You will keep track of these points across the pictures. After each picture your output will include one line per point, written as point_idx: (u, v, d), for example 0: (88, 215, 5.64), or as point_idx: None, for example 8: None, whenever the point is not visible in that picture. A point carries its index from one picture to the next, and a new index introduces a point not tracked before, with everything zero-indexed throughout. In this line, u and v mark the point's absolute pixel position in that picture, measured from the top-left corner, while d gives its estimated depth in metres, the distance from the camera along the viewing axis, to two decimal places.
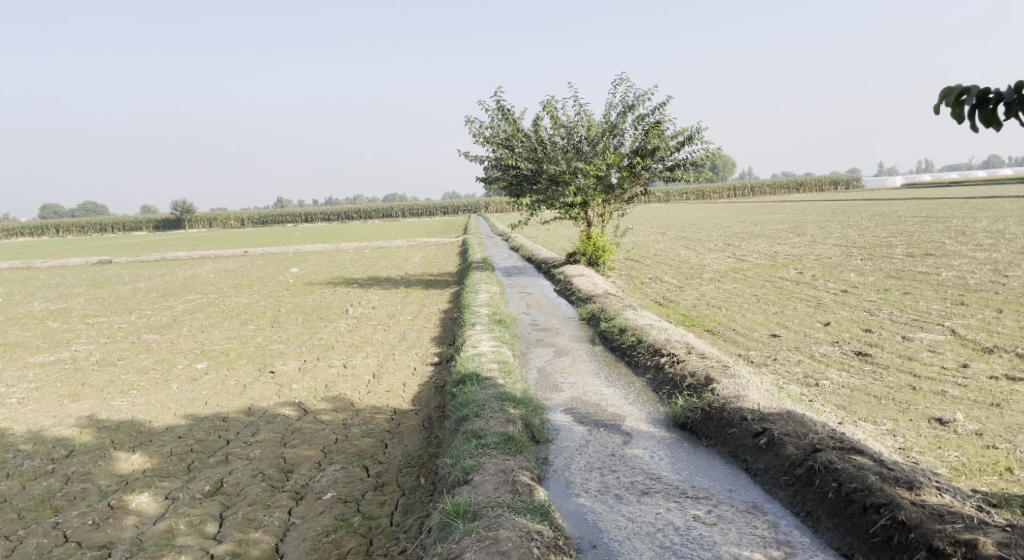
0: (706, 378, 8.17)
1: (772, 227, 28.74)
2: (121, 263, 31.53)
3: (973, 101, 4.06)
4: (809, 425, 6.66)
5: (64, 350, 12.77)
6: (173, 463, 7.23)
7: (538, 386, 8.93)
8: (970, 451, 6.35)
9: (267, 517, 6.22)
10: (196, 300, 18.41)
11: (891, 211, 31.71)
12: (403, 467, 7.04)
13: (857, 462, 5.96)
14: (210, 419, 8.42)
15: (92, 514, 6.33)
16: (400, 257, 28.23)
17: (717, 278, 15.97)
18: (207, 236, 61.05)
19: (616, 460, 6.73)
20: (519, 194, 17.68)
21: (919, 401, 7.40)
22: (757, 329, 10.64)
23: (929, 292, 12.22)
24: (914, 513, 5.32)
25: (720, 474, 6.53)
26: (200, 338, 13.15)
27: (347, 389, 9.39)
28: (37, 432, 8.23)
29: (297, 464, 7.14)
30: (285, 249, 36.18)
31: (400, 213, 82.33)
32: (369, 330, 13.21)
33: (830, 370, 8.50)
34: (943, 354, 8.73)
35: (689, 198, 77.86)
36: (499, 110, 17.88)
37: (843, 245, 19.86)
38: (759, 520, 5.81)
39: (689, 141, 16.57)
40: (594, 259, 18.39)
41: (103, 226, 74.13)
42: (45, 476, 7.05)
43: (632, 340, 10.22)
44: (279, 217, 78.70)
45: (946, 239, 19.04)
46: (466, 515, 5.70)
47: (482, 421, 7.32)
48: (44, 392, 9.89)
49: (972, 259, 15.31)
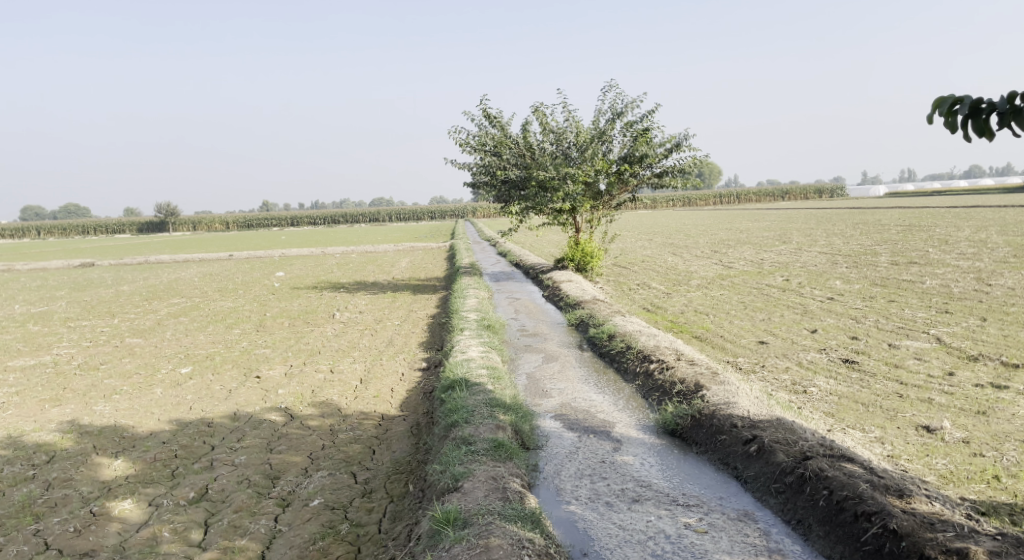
0: (695, 385, 8.17)
1: (758, 234, 28.96)
2: (104, 266, 31.08)
3: (966, 111, 4.10)
4: (799, 433, 6.65)
5: (45, 354, 12.55)
6: (157, 469, 7.11)
7: (528, 392, 8.89)
8: (958, 459, 6.39)
9: (253, 525, 6.12)
10: (181, 304, 18.20)
11: (875, 220, 32.08)
12: (391, 474, 6.96)
13: (848, 469, 5.96)
14: (195, 424, 8.30)
15: (73, 521, 6.21)
16: (387, 262, 28.09)
17: (704, 285, 16.01)
18: (191, 239, 60.56)
19: (607, 467, 6.69)
20: (508, 200, 17.66)
21: (907, 408, 7.45)
22: (745, 336, 10.66)
23: (914, 300, 12.32)
24: (906, 521, 5.33)
25: (711, 481, 6.53)
26: (184, 342, 13.00)
27: (335, 395, 9.29)
28: (18, 438, 8.08)
29: (284, 470, 7.05)
30: (271, 252, 35.86)
31: (387, 216, 81.96)
32: (357, 335, 13.12)
33: (818, 377, 8.53)
34: (929, 362, 8.78)
35: (676, 205, 78.30)
36: (488, 116, 17.89)
37: (828, 253, 19.99)
38: (751, 528, 5.80)
39: (676, 148, 16.65)
40: (582, 265, 18.41)
41: (85, 227, 73.33)
42: (25, 483, 6.91)
43: (621, 346, 10.19)
44: (265, 221, 78.11)
45: (929, 248, 19.23)
46: (456, 522, 5.65)
47: (472, 427, 7.26)
48: (25, 396, 9.73)
49: (956, 268, 15.44)
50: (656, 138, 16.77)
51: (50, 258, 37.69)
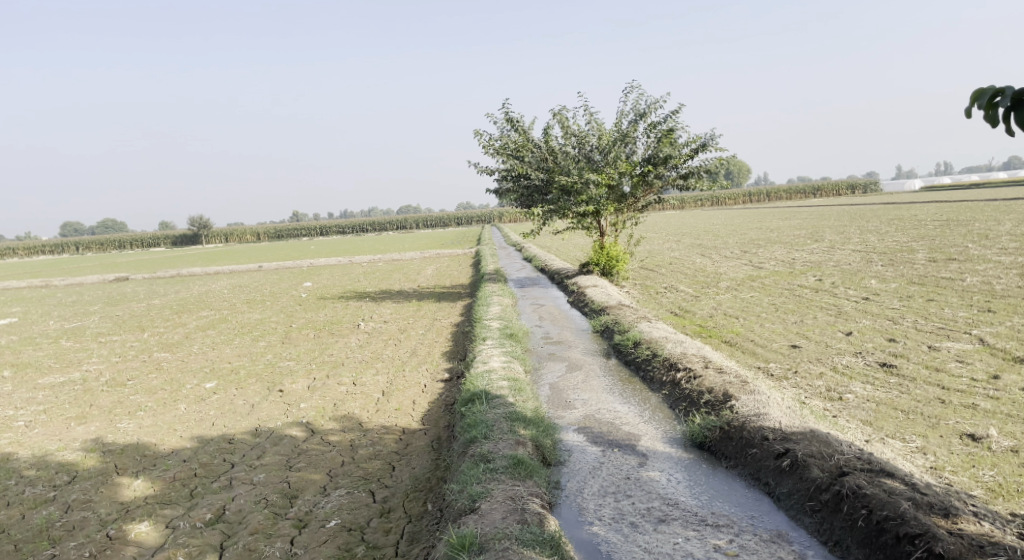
0: (724, 394, 7.85)
1: (789, 233, 28.42)
2: (138, 280, 31.65)
3: (1008, 102, 3.81)
4: (835, 446, 6.31)
5: (75, 370, 12.69)
6: (176, 489, 7.05)
7: (550, 404, 8.66)
8: (1007, 470, 6.02)
9: (268, 548, 6.00)
10: (210, 316, 18.33)
11: (911, 215, 31.28)
12: (410, 492, 6.79)
13: (887, 486, 5.62)
14: (216, 441, 8.23)
15: (89, 545, 6.15)
16: (413, 270, 28.07)
17: (733, 286, 15.63)
18: (223, 250, 61.73)
19: (632, 484, 6.44)
20: (530, 205, 17.48)
21: (949, 415, 7.05)
22: (777, 339, 10.31)
23: (954, 299, 11.82)
24: (953, 545, 5.04)
25: (741, 499, 6.22)
26: (211, 356, 13.03)
27: (356, 408, 9.17)
28: (42, 457, 8.09)
29: (301, 489, 6.92)
30: (301, 262, 36.16)
31: (414, 224, 82.31)
32: (380, 346, 13.02)
33: (854, 382, 8.15)
34: (973, 365, 8.36)
35: (704, 204, 77.28)
36: (509, 121, 17.73)
37: (863, 252, 19.32)
38: (785, 550, 5.51)
39: (702, 148, 16.28)
40: (607, 270, 18.10)
41: (122, 240, 74.85)
42: (45, 504, 6.87)
43: (646, 354, 9.92)
44: (295, 231, 78.93)
45: (968, 243, 18.49)
46: (471, 548, 5.45)
47: (491, 443, 7.06)
48: (52, 415, 9.78)
49: (997, 264, 14.82)
50: (680, 139, 16.42)
51: (88, 272, 38.35)
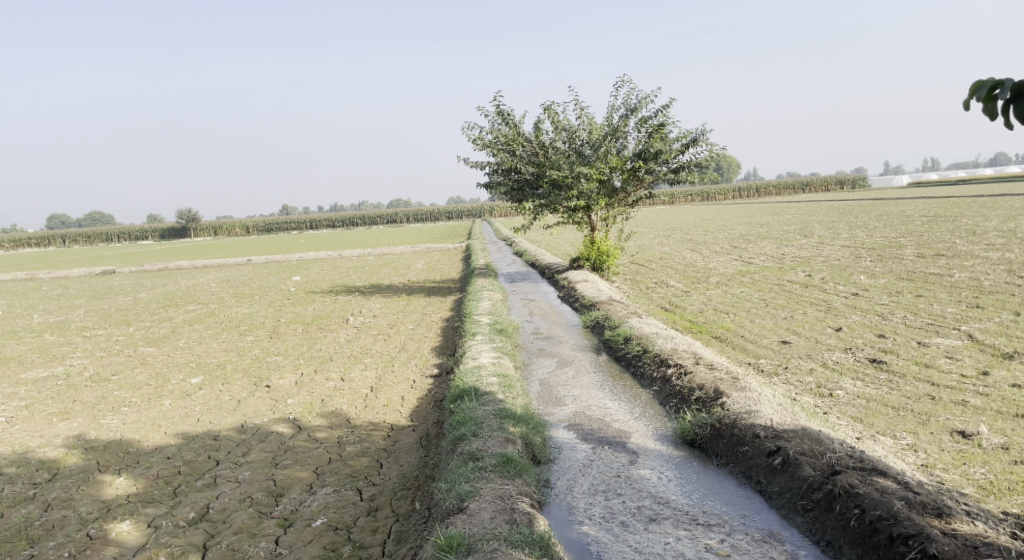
0: (715, 391, 7.79)
1: (778, 228, 28.51)
2: (124, 273, 31.27)
3: (1007, 95, 3.75)
4: (826, 443, 6.26)
5: (59, 365, 12.48)
6: (159, 487, 6.92)
7: (540, 400, 8.58)
8: (997, 467, 6.00)
9: (252, 548, 5.90)
10: (197, 310, 18.12)
11: (899, 211, 31.44)
12: (398, 489, 6.71)
13: (880, 485, 5.59)
14: (201, 438, 8.10)
15: (68, 545, 6.02)
16: (402, 264, 27.99)
17: (723, 281, 15.60)
18: (210, 243, 61.29)
19: (622, 482, 6.37)
20: (521, 199, 17.34)
21: (940, 412, 7.02)
22: (767, 335, 10.27)
23: (943, 294, 11.83)
24: (947, 546, 5.00)
25: (733, 498, 6.18)
26: (197, 351, 12.85)
27: (344, 404, 9.05)
28: (22, 454, 7.93)
29: (287, 487, 6.82)
30: (290, 255, 35.89)
31: (404, 217, 81.92)
32: (370, 340, 12.93)
33: (844, 379, 8.12)
34: (962, 361, 8.34)
35: (694, 198, 77.28)
36: (499, 114, 17.59)
37: (851, 247, 19.33)
38: (777, 550, 5.46)
39: (693, 143, 16.20)
40: (598, 264, 18.01)
41: (108, 234, 74.02)
42: (24, 503, 6.74)
43: (637, 349, 9.86)
44: (284, 224, 78.31)
45: (957, 239, 18.53)
46: (459, 549, 5.36)
47: (479, 441, 6.97)
48: (33, 410, 9.60)
49: (985, 259, 14.88)
50: (671, 133, 16.31)
51: (72, 265, 37.84)
